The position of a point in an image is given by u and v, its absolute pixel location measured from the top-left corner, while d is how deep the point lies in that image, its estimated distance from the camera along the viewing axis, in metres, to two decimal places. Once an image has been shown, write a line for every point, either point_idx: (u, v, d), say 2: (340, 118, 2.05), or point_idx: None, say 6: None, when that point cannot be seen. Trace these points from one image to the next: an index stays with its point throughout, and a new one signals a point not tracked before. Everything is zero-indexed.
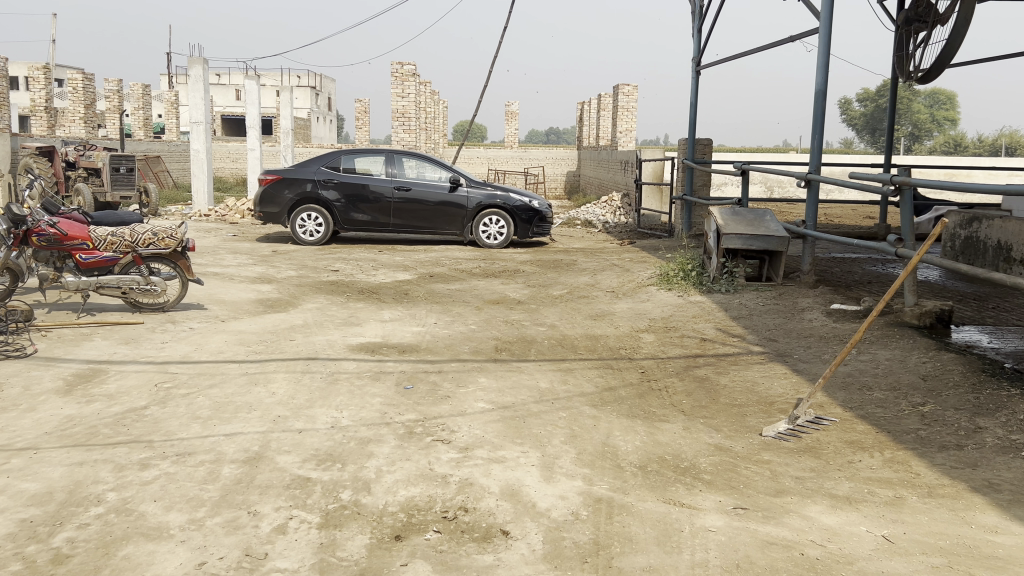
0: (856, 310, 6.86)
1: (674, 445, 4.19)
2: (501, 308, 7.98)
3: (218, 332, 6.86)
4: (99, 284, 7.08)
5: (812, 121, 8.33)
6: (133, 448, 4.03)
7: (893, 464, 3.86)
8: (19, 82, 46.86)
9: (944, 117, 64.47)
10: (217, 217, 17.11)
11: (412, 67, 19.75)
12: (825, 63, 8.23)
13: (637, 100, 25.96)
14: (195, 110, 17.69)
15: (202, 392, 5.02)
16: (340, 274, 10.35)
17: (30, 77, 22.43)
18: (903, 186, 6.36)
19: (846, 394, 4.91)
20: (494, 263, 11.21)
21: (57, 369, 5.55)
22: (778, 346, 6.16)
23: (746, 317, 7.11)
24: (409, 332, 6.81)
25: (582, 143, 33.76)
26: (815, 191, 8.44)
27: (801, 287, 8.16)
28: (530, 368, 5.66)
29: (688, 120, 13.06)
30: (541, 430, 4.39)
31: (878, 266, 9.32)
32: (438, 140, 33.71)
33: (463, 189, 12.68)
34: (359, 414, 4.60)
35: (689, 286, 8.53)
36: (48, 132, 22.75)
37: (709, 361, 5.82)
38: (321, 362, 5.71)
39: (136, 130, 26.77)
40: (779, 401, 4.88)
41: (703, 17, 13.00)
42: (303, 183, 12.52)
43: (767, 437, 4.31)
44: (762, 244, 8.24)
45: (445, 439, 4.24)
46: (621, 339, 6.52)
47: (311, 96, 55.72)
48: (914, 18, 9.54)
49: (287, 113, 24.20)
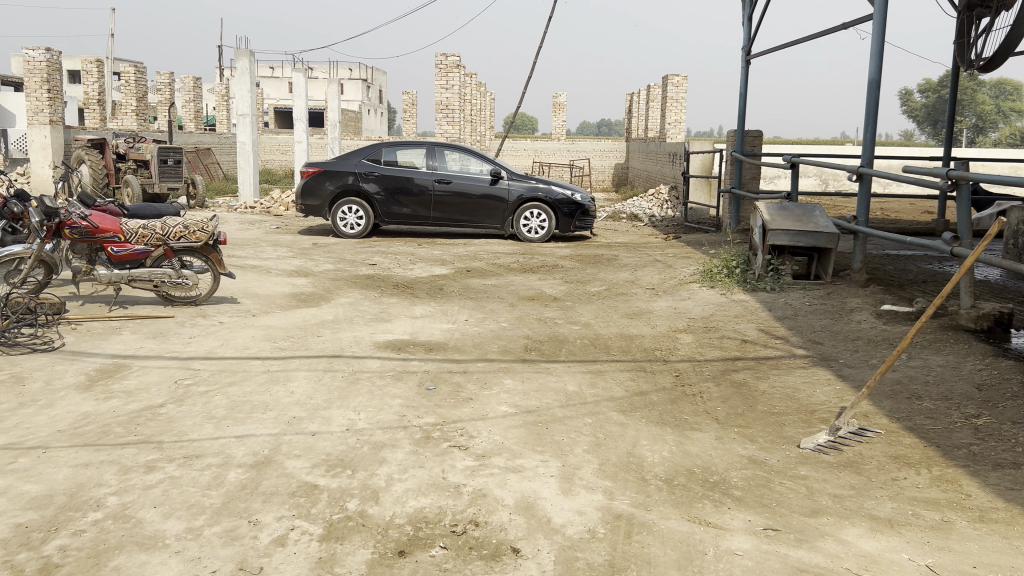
0: (909, 312, 6.48)
1: (704, 456, 3.94)
2: (536, 305, 7.77)
3: (246, 327, 6.77)
4: (131, 277, 7.05)
5: (865, 112, 7.94)
6: (142, 449, 3.93)
7: (941, 483, 3.56)
8: (77, 76, 47.97)
9: (1010, 108, 62.24)
10: (262, 209, 17.23)
11: (457, 58, 19.55)
12: (879, 51, 7.83)
13: (686, 91, 25.43)
14: (242, 103, 17.76)
15: (221, 390, 4.91)
16: (377, 267, 10.24)
17: (85, 71, 22.85)
18: (960, 181, 5.95)
19: (893, 403, 4.59)
20: (534, 257, 10.99)
21: (81, 364, 5.50)
22: (823, 349, 5.84)
23: (791, 317, 6.78)
24: (438, 330, 6.64)
25: (631, 134, 33.28)
26: (867, 185, 8.03)
27: (851, 286, 7.78)
28: (559, 370, 5.43)
29: (737, 111, 12.68)
30: (563, 437, 4.18)
31: (935, 265, 8.88)
32: (485, 133, 33.58)
33: (505, 182, 12.49)
34: (376, 417, 4.43)
35: (733, 283, 8.21)
36: (102, 125, 23.16)
37: (748, 364, 5.54)
38: (345, 360, 5.57)
39: (188, 123, 27.14)
40: (821, 410, 4.58)
41: (754, 4, 12.58)
42: (344, 176, 12.42)
43: (805, 450, 4.03)
44: (810, 241, 7.88)
45: (462, 445, 4.05)
46: (658, 340, 6.25)
47: (362, 89, 56.13)
48: (976, 4, 9.03)
49: (335, 105, 24.26)
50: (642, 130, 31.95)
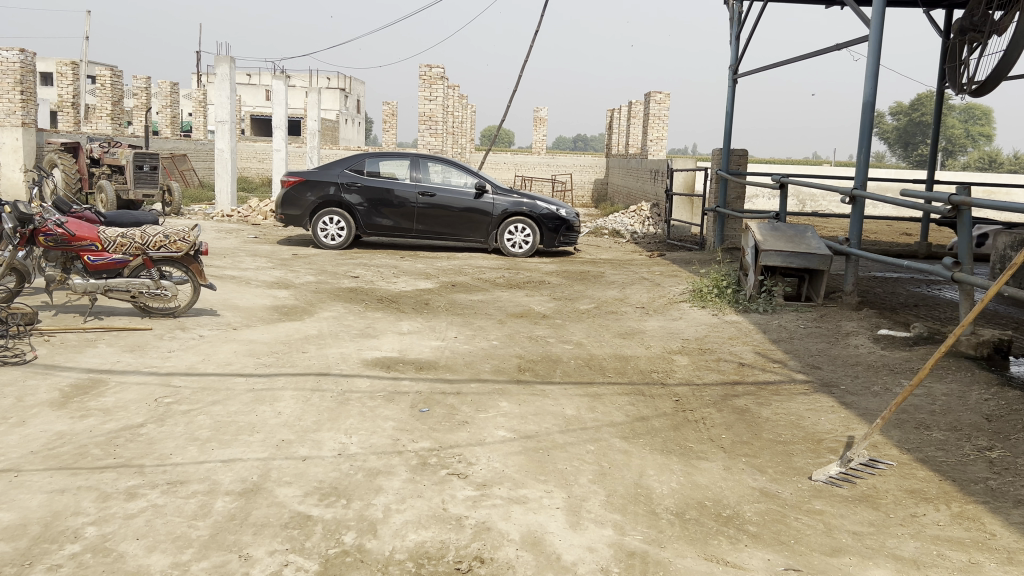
0: (906, 337, 6.39)
1: (714, 488, 3.79)
2: (525, 322, 7.61)
3: (227, 341, 6.54)
4: (107, 286, 6.79)
5: (859, 133, 7.88)
6: (122, 473, 3.70)
7: (962, 520, 3.43)
8: (48, 78, 47.22)
9: (978, 132, 63.52)
10: (239, 218, 16.94)
11: (440, 70, 19.42)
12: (874, 73, 7.79)
13: (668, 109, 25.51)
14: (221, 110, 17.49)
15: (204, 409, 4.68)
16: (360, 280, 10.03)
17: (60, 73, 22.41)
18: (961, 207, 5.83)
19: (902, 433, 4.48)
20: (519, 272, 10.83)
21: (53, 379, 5.24)
22: (823, 374, 5.73)
23: (787, 340, 6.68)
24: (428, 347, 6.45)
25: (611, 150, 33.39)
26: (860, 207, 7.96)
27: (844, 308, 7.70)
28: (555, 392, 5.26)
29: (723, 130, 12.66)
30: (566, 465, 4.00)
31: (923, 288, 8.85)
32: (465, 145, 33.50)
33: (489, 195, 12.33)
34: (369, 441, 4.23)
35: (724, 303, 8.10)
36: (75, 128, 22.69)
37: (748, 390, 5.40)
38: (333, 379, 5.36)
39: (164, 129, 26.72)
40: (828, 439, 4.46)
41: (742, 24, 12.58)
42: (326, 186, 12.21)
43: (817, 482, 3.90)
44: (803, 263, 7.80)
45: (461, 473, 3.86)
46: (653, 362, 6.11)
47: (341, 98, 55.92)
48: (968, 28, 9.03)
49: (315, 114, 23.99)
50: (622, 146, 32.07)
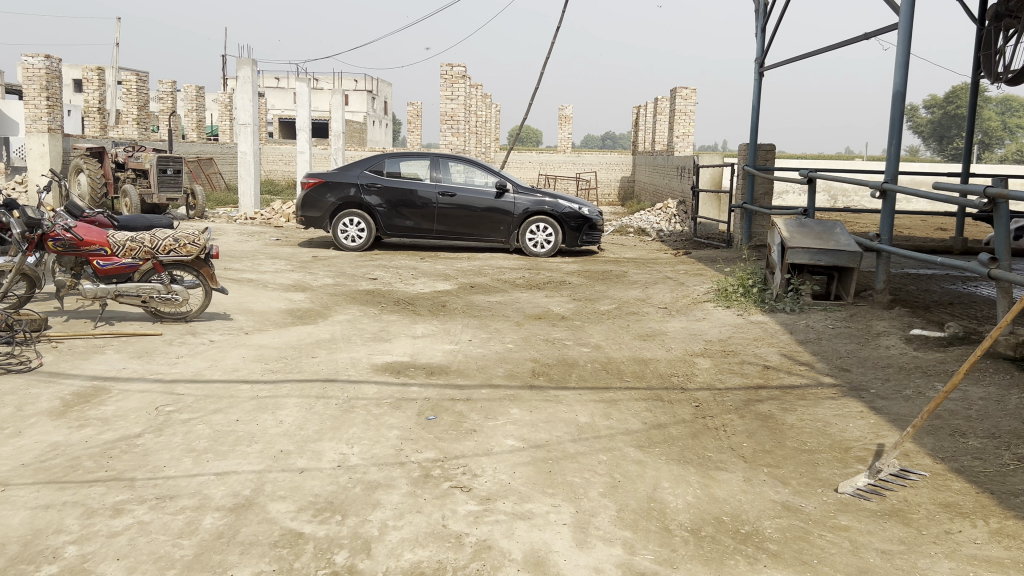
0: (940, 337, 6.08)
1: (733, 502, 3.56)
2: (543, 324, 7.40)
3: (237, 346, 6.41)
4: (117, 292, 6.71)
5: (889, 125, 7.57)
6: (111, 487, 3.55)
7: (1002, 538, 3.17)
8: (77, 85, 47.83)
9: (1016, 123, 62.18)
10: (262, 221, 16.90)
11: (462, 69, 19.23)
12: (905, 62, 7.47)
13: (695, 104, 25.11)
14: (243, 112, 17.45)
15: (204, 418, 4.54)
16: (378, 282, 9.89)
17: (86, 79, 22.56)
18: (998, 199, 5.51)
19: (936, 440, 4.21)
20: (540, 273, 10.61)
21: (57, 387, 5.12)
22: (852, 377, 5.45)
23: (815, 341, 6.40)
24: (441, 351, 6.27)
25: (638, 147, 33.05)
26: (891, 202, 7.64)
27: (874, 307, 7.40)
28: (569, 398, 5.04)
29: (750, 125, 12.34)
30: (576, 477, 3.79)
31: (958, 286, 8.50)
32: (490, 145, 33.34)
33: (510, 195, 12.12)
34: (371, 451, 4.05)
35: (750, 303, 7.82)
36: (101, 133, 22.83)
37: (773, 395, 5.14)
38: (339, 385, 5.18)
39: (190, 133, 26.84)
40: (857, 447, 4.21)
41: (768, 15, 12.25)
42: (346, 188, 12.09)
43: (844, 494, 3.65)
44: (831, 260, 7.50)
45: (465, 486, 3.67)
46: (674, 365, 5.87)
47: (367, 100, 56.07)
48: (1004, 13, 8.67)
49: (338, 116, 23.92)
50: (649, 143, 31.72)
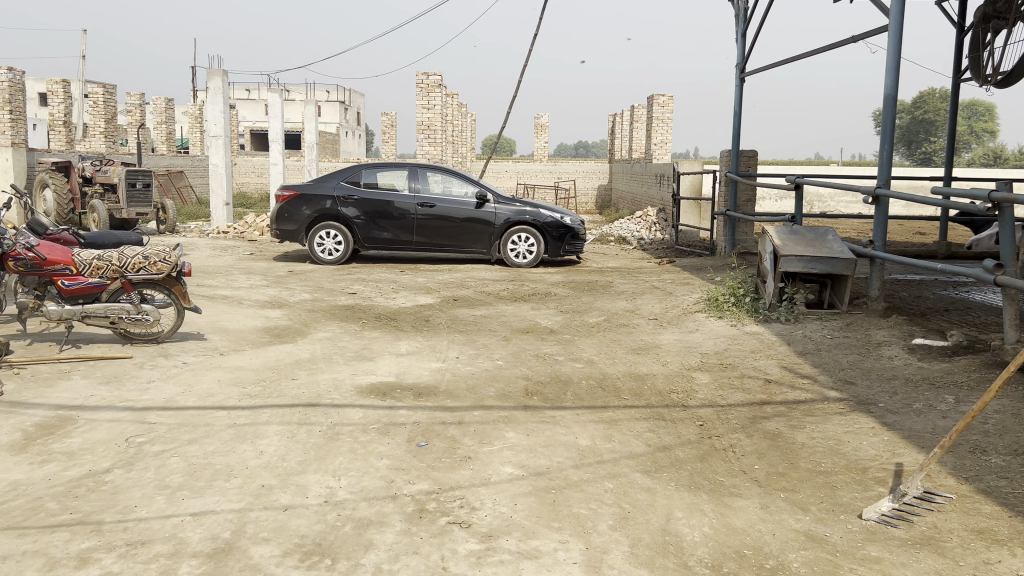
0: (943, 346, 5.91)
1: (753, 532, 3.31)
2: (531, 339, 7.14)
3: (212, 368, 6.08)
4: (84, 313, 6.35)
5: (881, 130, 7.40)
6: (76, 533, 3.24)
7: None
8: (41, 99, 46.89)
9: (982, 128, 63.28)
10: (236, 235, 16.51)
11: (438, 78, 19.02)
12: (896, 65, 7.33)
13: (672, 111, 25.03)
14: (214, 124, 17.05)
15: (178, 450, 4.22)
16: (358, 297, 9.58)
17: (50, 91, 21.99)
18: (1003, 203, 5.32)
19: (957, 459, 3.99)
20: (524, 284, 10.37)
21: (18, 418, 4.78)
22: (857, 391, 5.24)
23: (814, 352, 6.20)
24: (428, 370, 5.98)
25: (614, 155, 32.98)
26: (884, 207, 7.47)
27: (870, 315, 7.22)
28: (567, 419, 4.78)
29: (732, 131, 12.19)
30: (583, 509, 3.53)
31: (951, 291, 8.38)
32: (465, 154, 33.13)
33: (491, 205, 11.87)
34: (359, 484, 3.77)
35: (742, 313, 7.62)
36: (67, 147, 22.25)
37: (778, 411, 4.92)
38: (322, 410, 4.89)
39: (160, 146, 26.29)
40: (874, 468, 3.98)
41: (748, 20, 12.13)
42: (321, 200, 11.79)
43: (868, 522, 3.42)
44: (825, 267, 7.32)
45: (464, 522, 3.39)
46: (672, 381, 5.63)
47: (341, 111, 55.70)
48: (992, 15, 8.57)
49: (311, 127, 23.54)
50: (625, 151, 31.68)
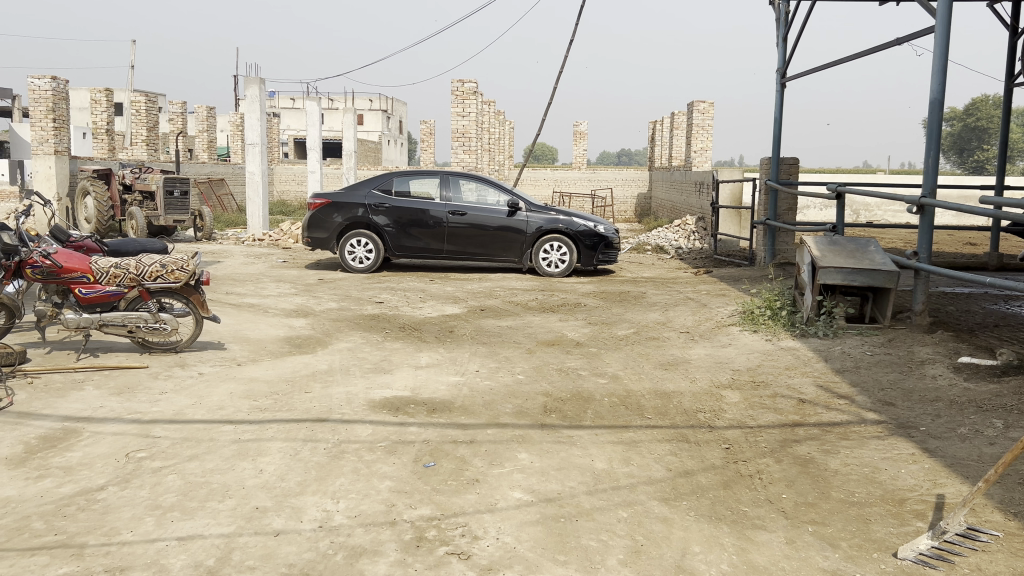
0: (992, 365, 5.55)
1: (775, 571, 3.04)
2: (555, 352, 6.90)
3: (227, 380, 5.95)
4: (101, 321, 6.28)
5: (926, 136, 7.03)
6: (56, 557, 3.09)
7: None
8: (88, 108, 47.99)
9: None
10: (271, 242, 16.51)
11: (473, 85, 18.90)
12: (942, 68, 6.96)
13: (713, 118, 24.60)
14: (251, 131, 17.11)
15: (176, 467, 4.07)
16: (384, 306, 9.42)
17: (94, 101, 22.37)
18: None
19: (1006, 492, 3.66)
20: (554, 294, 10.14)
21: (23, 430, 4.68)
22: (897, 412, 4.92)
23: (853, 370, 5.87)
24: (444, 384, 5.77)
25: (655, 163, 32.60)
26: (929, 217, 7.09)
27: (913, 331, 6.86)
28: (584, 440, 4.53)
29: (772, 137, 11.83)
30: (592, 541, 3.28)
31: (1001, 305, 7.95)
32: (503, 162, 32.99)
33: (523, 213, 11.64)
34: (358, 508, 3.57)
35: (778, 327, 7.30)
36: (109, 155, 22.57)
37: (811, 434, 4.62)
38: (330, 427, 4.70)
39: (201, 154, 26.59)
40: (913, 500, 3.68)
41: (789, 25, 11.77)
42: (353, 208, 11.70)
43: (905, 562, 3.12)
44: (867, 280, 6.97)
45: (463, 553, 3.18)
46: (699, 399, 5.35)
47: (382, 119, 56.07)
48: None
49: (350, 136, 23.57)
50: (665, 159, 31.28)
